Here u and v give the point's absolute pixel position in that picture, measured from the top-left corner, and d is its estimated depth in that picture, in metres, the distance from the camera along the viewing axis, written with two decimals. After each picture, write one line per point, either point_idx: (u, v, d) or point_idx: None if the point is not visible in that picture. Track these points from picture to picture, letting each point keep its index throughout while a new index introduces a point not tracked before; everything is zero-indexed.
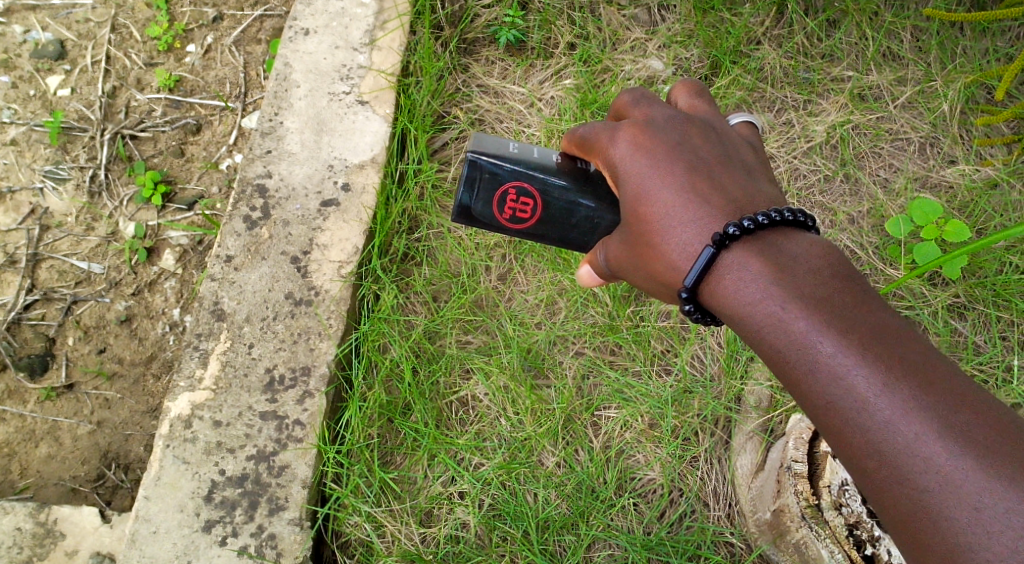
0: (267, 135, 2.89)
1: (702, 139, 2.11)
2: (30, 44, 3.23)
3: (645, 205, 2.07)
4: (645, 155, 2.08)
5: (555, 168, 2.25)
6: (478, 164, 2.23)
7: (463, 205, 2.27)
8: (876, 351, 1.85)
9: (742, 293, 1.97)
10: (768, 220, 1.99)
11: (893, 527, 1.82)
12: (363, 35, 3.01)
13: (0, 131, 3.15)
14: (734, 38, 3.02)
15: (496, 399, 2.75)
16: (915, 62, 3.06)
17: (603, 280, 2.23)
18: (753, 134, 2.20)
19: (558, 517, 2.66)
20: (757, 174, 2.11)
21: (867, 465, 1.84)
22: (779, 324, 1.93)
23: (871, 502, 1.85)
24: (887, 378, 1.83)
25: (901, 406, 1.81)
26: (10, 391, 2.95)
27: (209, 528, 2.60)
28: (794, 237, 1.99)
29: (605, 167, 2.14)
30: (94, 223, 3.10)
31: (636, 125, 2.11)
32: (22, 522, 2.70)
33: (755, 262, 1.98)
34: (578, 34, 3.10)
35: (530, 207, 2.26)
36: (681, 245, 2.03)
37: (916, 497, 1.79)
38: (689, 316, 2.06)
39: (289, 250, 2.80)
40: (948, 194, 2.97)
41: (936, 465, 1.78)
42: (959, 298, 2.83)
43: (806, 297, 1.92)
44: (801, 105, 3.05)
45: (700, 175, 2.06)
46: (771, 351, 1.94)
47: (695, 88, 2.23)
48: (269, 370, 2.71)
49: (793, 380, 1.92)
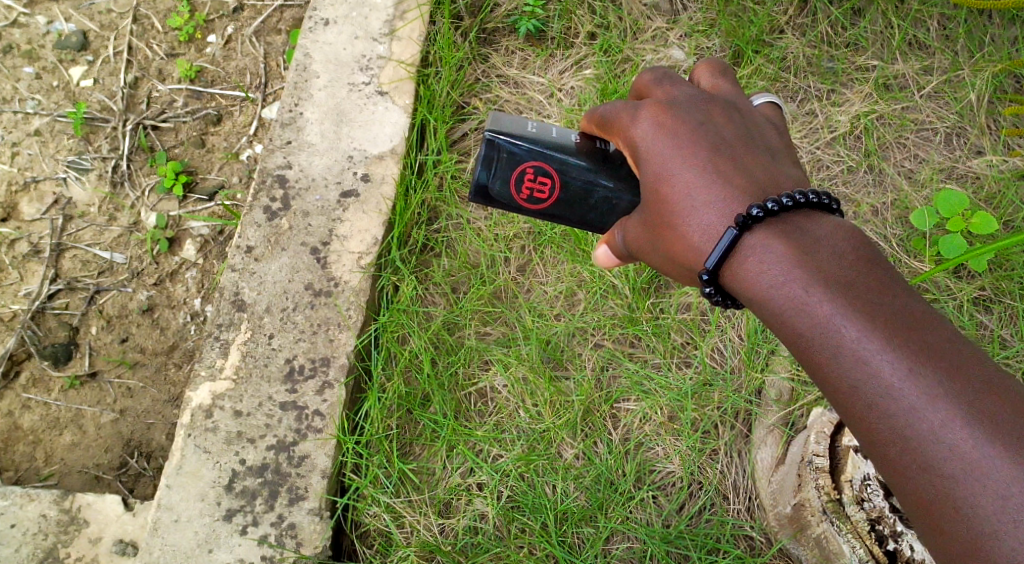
0: (287, 126, 2.90)
1: (726, 119, 2.07)
2: (54, 35, 3.25)
3: (666, 185, 2.02)
4: (667, 135, 2.04)
5: (574, 148, 2.21)
6: (496, 143, 2.20)
7: (480, 184, 2.23)
8: (901, 336, 1.82)
9: (765, 276, 1.93)
10: (792, 202, 1.95)
11: (915, 515, 1.80)
12: (383, 26, 3.01)
13: (24, 122, 3.17)
14: (757, 27, 2.99)
15: (515, 391, 2.75)
16: (941, 51, 3.03)
17: (621, 261, 2.18)
18: (776, 115, 2.16)
19: (577, 509, 2.65)
20: (781, 156, 2.07)
21: (890, 452, 1.81)
22: (802, 308, 1.89)
23: (892, 489, 1.83)
24: (912, 364, 1.80)
25: (926, 392, 1.79)
26: (34, 380, 2.98)
27: (230, 517, 2.61)
28: (818, 219, 1.96)
29: (626, 146, 2.09)
30: (116, 213, 3.11)
31: (658, 104, 2.07)
32: (47, 509, 2.70)
33: (778, 244, 1.94)
34: (599, 24, 3.08)
35: (548, 186, 2.21)
36: (703, 226, 1.99)
37: (940, 484, 1.76)
38: (708, 299, 2.02)
39: (309, 241, 2.80)
40: (974, 184, 2.92)
41: (961, 453, 1.76)
42: (985, 291, 2.79)
43: (830, 281, 1.88)
44: (825, 95, 3.01)
45: (723, 155, 2.02)
46: (793, 335, 1.91)
47: (718, 68, 2.19)
48: (289, 361, 2.72)
49: (815, 365, 1.88)
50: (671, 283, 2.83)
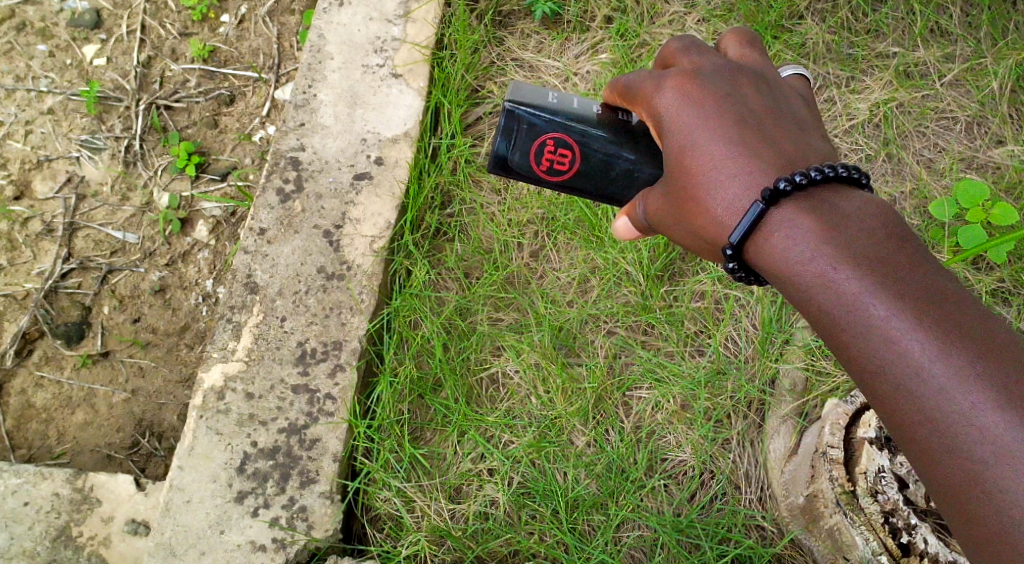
0: (299, 108, 2.88)
1: (754, 90, 2.04)
2: (67, 13, 3.24)
3: (690, 157, 2.00)
4: (693, 106, 2.01)
5: (596, 119, 2.18)
6: (516, 113, 2.15)
7: (500, 155, 2.19)
8: (932, 316, 1.79)
9: (792, 253, 1.91)
10: (821, 176, 1.91)
11: (942, 498, 1.78)
12: (397, 8, 3.00)
13: (38, 100, 3.17)
14: (777, 12, 2.96)
15: (527, 376, 2.73)
16: (964, 39, 3.00)
17: (641, 233, 2.15)
18: (804, 87, 2.14)
19: (588, 497, 2.64)
20: (810, 129, 2.04)
21: (917, 433, 1.79)
22: (830, 285, 1.87)
23: (919, 472, 1.81)
24: (943, 344, 1.78)
25: (956, 372, 1.76)
26: (47, 358, 2.98)
27: (241, 498, 2.61)
28: (847, 194, 1.92)
29: (650, 117, 2.07)
30: (129, 193, 3.11)
31: (684, 75, 2.05)
32: (60, 488, 2.70)
33: (806, 219, 1.91)
34: (616, 7, 3.06)
35: (568, 158, 2.18)
36: (727, 200, 1.97)
37: (970, 469, 1.75)
38: (732, 275, 2.00)
39: (322, 224, 2.79)
40: (994, 175, 2.90)
41: (991, 436, 1.74)
42: (1004, 283, 2.77)
43: (860, 258, 1.86)
44: (844, 81, 2.98)
45: (750, 128, 1.99)
46: (820, 313, 1.88)
47: (746, 38, 2.15)
48: (301, 344, 2.71)
49: (842, 344, 1.86)
50: (685, 272, 2.82)
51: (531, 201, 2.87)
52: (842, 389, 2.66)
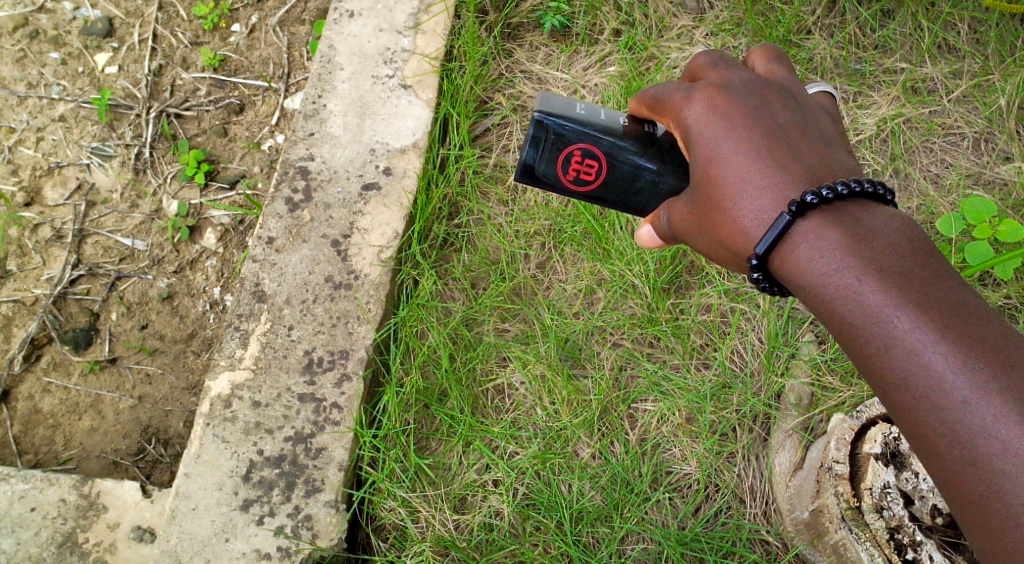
0: (310, 117, 2.90)
1: (782, 104, 2.05)
2: (79, 21, 3.27)
3: (717, 168, 2.00)
4: (720, 117, 2.02)
5: (621, 131, 2.18)
6: (544, 123, 2.16)
7: (526, 164, 2.19)
8: (955, 330, 1.79)
9: (817, 264, 1.91)
10: (848, 190, 1.91)
11: (960, 511, 1.78)
12: (408, 19, 3.02)
13: (50, 107, 3.18)
14: (784, 28, 2.97)
15: (533, 388, 2.74)
16: (971, 55, 3.02)
17: (664, 242, 2.16)
18: (831, 104, 2.13)
19: (593, 509, 2.64)
20: (837, 144, 2.04)
21: (938, 445, 1.79)
22: (855, 297, 1.87)
23: (937, 483, 1.81)
24: (966, 358, 1.78)
25: (979, 386, 1.77)
26: (55, 364, 2.99)
27: (247, 506, 2.61)
28: (872, 208, 1.92)
29: (677, 128, 2.08)
30: (139, 200, 3.12)
31: (712, 87, 2.06)
32: (66, 494, 2.71)
33: (831, 232, 1.91)
34: (624, 20, 3.07)
35: (594, 169, 2.18)
36: (753, 211, 1.97)
37: (990, 481, 1.75)
38: (755, 285, 2.00)
39: (329, 234, 2.80)
40: (1001, 191, 2.91)
41: (1013, 450, 1.74)
42: (1010, 300, 2.78)
43: (885, 271, 1.86)
44: (851, 96, 2.98)
45: (778, 140, 2.00)
46: (843, 325, 1.88)
47: (774, 54, 2.16)
48: (307, 353, 2.72)
49: (865, 357, 1.86)
50: (691, 285, 2.83)
51: (538, 212, 2.88)
52: (847, 404, 2.67)
